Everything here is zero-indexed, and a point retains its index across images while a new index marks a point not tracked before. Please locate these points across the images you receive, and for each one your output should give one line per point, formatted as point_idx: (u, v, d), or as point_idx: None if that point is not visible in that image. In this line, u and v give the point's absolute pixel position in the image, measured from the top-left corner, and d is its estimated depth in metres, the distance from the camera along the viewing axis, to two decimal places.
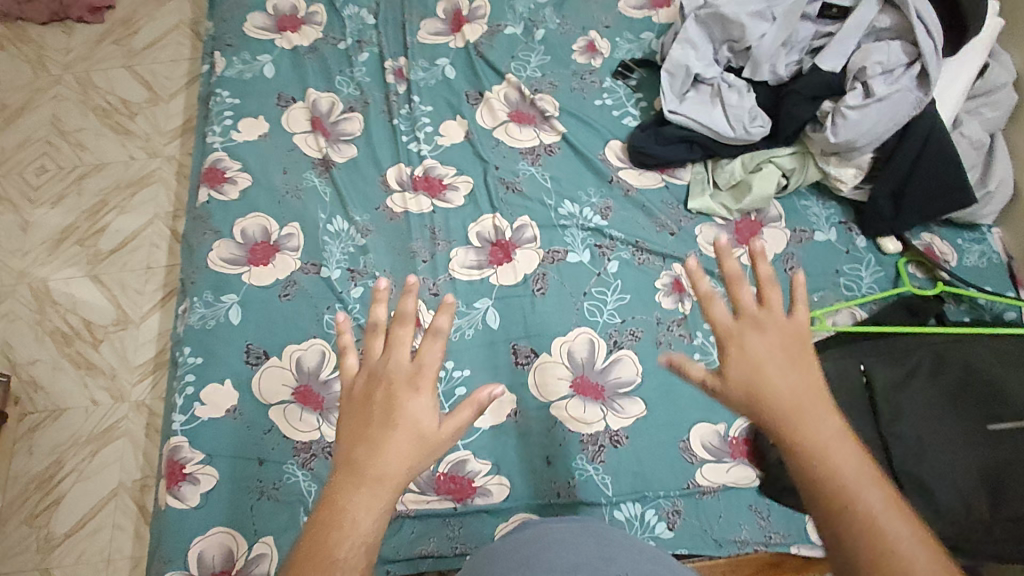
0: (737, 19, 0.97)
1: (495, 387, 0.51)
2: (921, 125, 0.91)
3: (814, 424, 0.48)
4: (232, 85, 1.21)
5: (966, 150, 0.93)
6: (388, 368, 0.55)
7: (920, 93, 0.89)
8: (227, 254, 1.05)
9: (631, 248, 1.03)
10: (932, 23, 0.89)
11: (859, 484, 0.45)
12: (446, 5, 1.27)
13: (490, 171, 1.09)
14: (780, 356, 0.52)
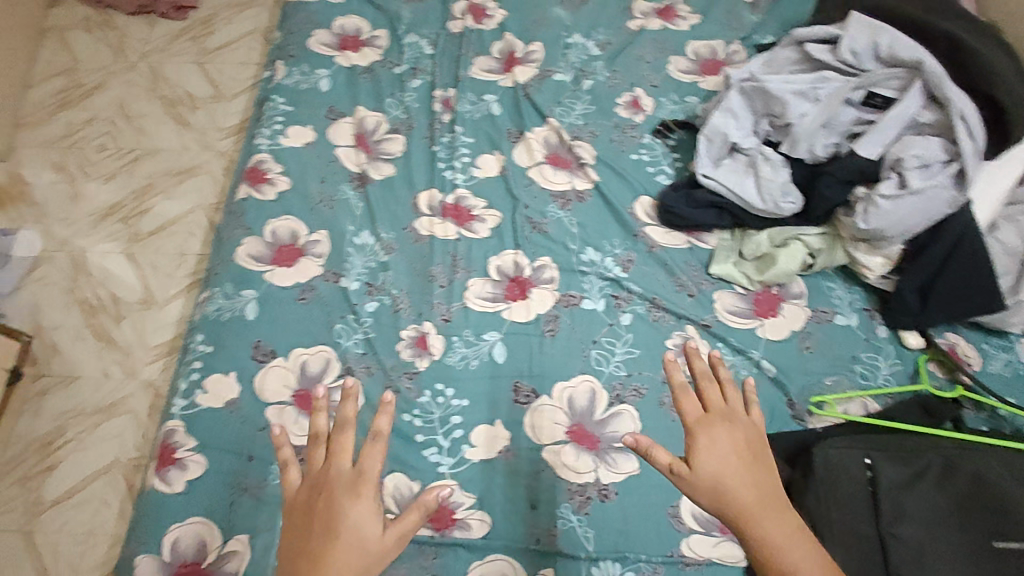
0: (781, 96, 0.98)
1: (439, 489, 0.60)
2: (955, 224, 0.90)
3: (768, 521, 0.60)
4: (288, 93, 1.27)
5: (1000, 255, 0.92)
6: (331, 476, 0.62)
7: (956, 192, 0.89)
8: (253, 251, 1.08)
9: (647, 303, 1.02)
10: (975, 127, 0.91)
11: (809, 570, 0.57)
12: (502, 45, 1.31)
13: (519, 209, 1.10)
14: (740, 454, 0.63)
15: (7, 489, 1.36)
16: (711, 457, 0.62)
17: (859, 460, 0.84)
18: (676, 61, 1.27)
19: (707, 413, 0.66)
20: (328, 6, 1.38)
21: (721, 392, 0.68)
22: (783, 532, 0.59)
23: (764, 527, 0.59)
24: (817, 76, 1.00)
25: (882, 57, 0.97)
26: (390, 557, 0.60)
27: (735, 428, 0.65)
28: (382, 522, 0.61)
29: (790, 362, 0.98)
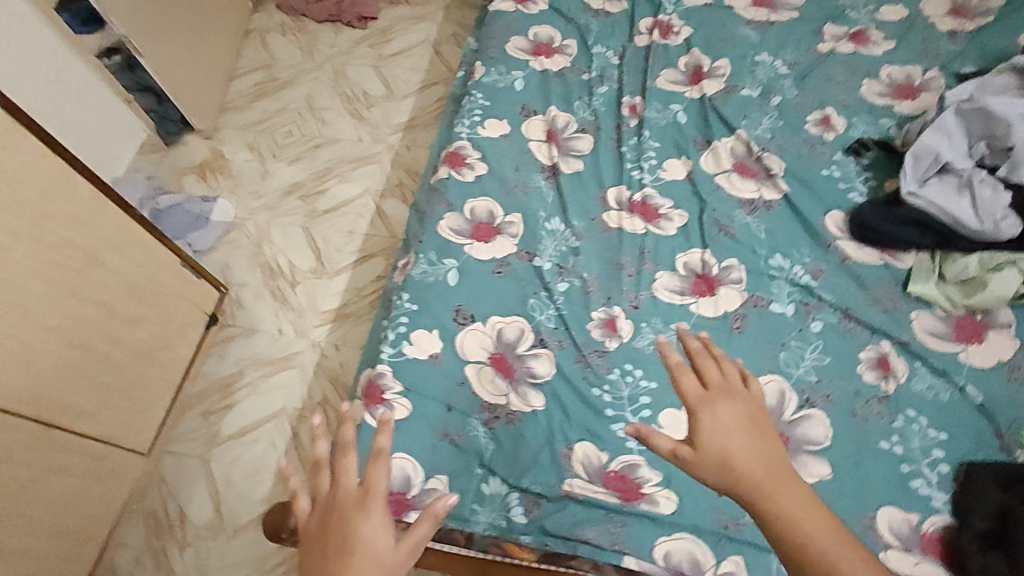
0: (1005, 117, 0.99)
1: (447, 498, 0.67)
2: None
3: (781, 494, 0.61)
4: (486, 89, 1.36)
5: None
6: (338, 500, 0.68)
7: None
8: (456, 226, 1.15)
9: (839, 313, 1.02)
10: None
11: (826, 540, 0.58)
12: (689, 60, 1.37)
13: (708, 211, 1.14)
14: (745, 426, 0.66)
15: (189, 420, 1.49)
16: (715, 433, 0.65)
17: None
18: (869, 84, 1.27)
19: (712, 390, 0.69)
20: (525, 16, 1.47)
21: (716, 365, 0.72)
22: (798, 509, 0.60)
23: (773, 501, 0.61)
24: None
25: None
26: (404, 570, 0.65)
27: (732, 399, 0.68)
28: (395, 538, 0.66)
29: (997, 390, 0.95)
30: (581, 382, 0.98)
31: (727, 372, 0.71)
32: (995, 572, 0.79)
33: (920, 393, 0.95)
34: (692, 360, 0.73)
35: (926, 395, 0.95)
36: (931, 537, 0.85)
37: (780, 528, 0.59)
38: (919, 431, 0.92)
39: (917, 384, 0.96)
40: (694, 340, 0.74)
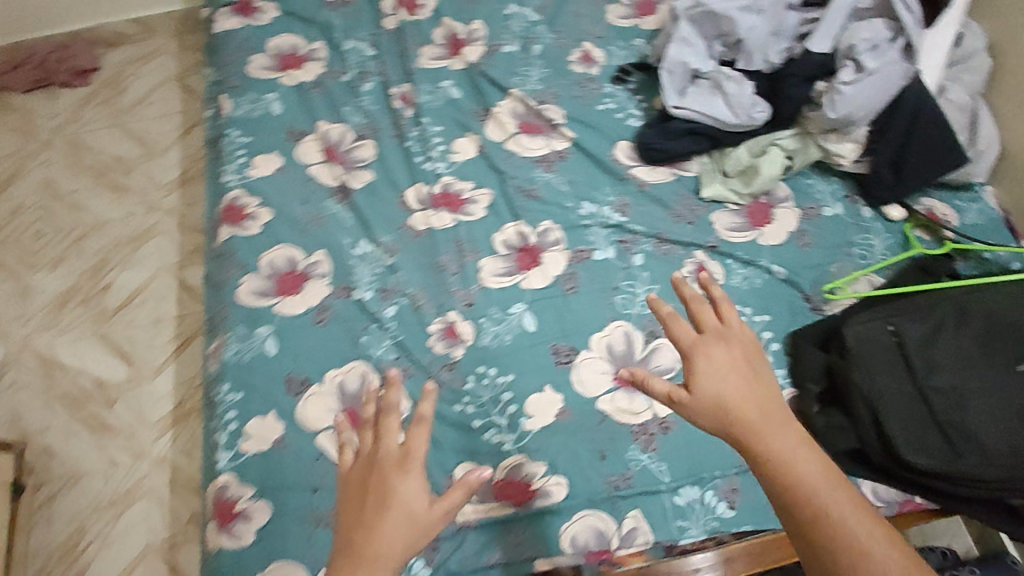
0: (726, 14, 1.03)
1: (482, 468, 0.62)
2: (909, 98, 0.97)
3: (774, 438, 0.62)
4: (242, 124, 1.22)
5: (954, 114, 0.99)
6: (379, 457, 0.64)
7: (906, 65, 0.96)
8: (255, 287, 1.04)
9: (653, 240, 1.05)
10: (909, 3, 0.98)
11: (812, 477, 0.60)
12: (443, 31, 1.30)
13: (508, 181, 1.11)
14: (740, 370, 0.66)
15: None
16: (708, 375, 0.65)
17: (883, 327, 0.90)
18: (612, 9, 1.29)
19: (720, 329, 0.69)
20: (257, 29, 1.32)
21: (714, 311, 0.70)
22: (787, 443, 0.62)
23: (765, 441, 0.62)
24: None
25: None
26: (440, 527, 0.63)
27: (730, 343, 0.68)
28: (429, 497, 0.63)
29: (793, 260, 1.04)
30: (441, 404, 0.94)
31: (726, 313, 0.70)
32: (839, 426, 0.88)
33: (739, 287, 1.02)
34: (687, 307, 0.71)
35: (743, 286, 1.02)
36: None
37: (766, 466, 0.62)
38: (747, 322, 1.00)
39: (734, 280, 1.02)
40: (703, 278, 0.72)
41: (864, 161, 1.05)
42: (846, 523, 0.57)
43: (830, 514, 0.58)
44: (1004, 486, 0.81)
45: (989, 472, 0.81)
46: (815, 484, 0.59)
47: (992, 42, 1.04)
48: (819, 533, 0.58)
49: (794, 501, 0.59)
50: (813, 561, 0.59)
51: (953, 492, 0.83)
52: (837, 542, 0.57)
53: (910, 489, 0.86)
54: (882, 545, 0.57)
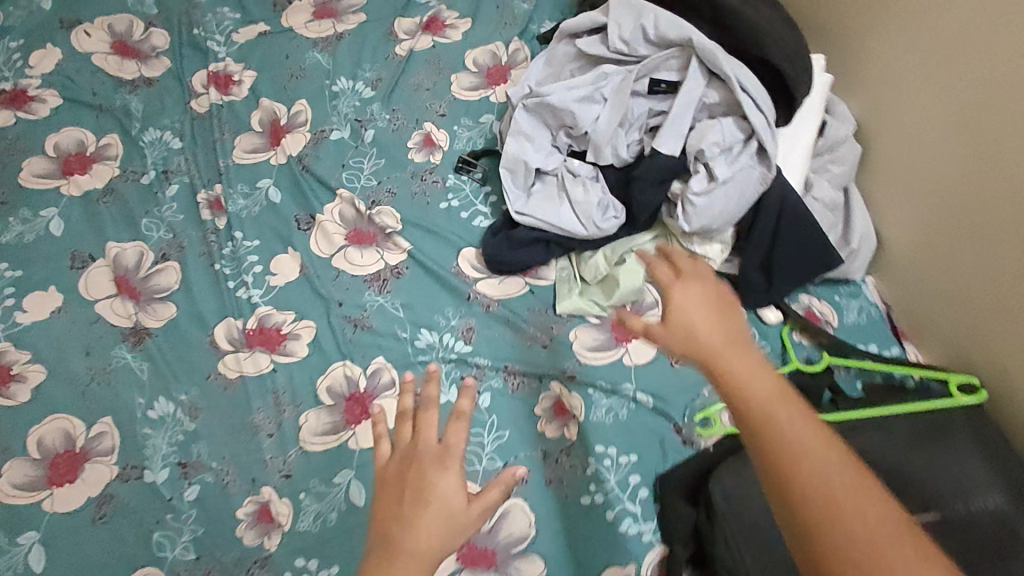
0: (565, 107, 0.89)
1: (519, 468, 0.60)
2: (773, 198, 0.84)
3: (740, 356, 0.51)
4: (11, 253, 1.01)
5: (821, 213, 0.86)
6: (420, 451, 0.62)
7: (763, 168, 0.84)
8: (19, 477, 0.85)
9: (502, 373, 0.91)
10: (761, 98, 0.85)
11: (833, 484, 0.44)
12: (261, 115, 1.11)
13: (333, 310, 0.95)
14: (717, 309, 0.55)
15: None
16: (693, 330, 0.53)
17: (753, 475, 0.78)
18: (457, 79, 1.12)
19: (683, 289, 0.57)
20: (33, 126, 1.10)
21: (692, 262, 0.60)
22: (753, 365, 0.50)
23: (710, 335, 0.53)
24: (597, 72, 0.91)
25: (652, 40, 0.89)
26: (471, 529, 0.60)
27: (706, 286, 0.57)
28: (465, 494, 0.61)
29: (662, 384, 0.91)
30: None
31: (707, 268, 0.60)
32: None
33: (601, 423, 0.88)
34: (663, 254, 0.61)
35: (606, 421, 0.89)
36: None
37: (750, 428, 0.47)
38: (611, 465, 0.86)
39: (596, 415, 0.89)
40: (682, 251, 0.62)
41: (733, 260, 0.91)
42: (829, 488, 0.44)
43: (807, 507, 0.44)
44: None
45: None
46: (816, 462, 0.45)
47: (860, 125, 0.93)
48: (783, 450, 0.45)
49: (786, 481, 0.45)
50: (772, 469, 0.45)
51: None
52: (809, 486, 0.44)
53: None
54: (872, 505, 0.44)
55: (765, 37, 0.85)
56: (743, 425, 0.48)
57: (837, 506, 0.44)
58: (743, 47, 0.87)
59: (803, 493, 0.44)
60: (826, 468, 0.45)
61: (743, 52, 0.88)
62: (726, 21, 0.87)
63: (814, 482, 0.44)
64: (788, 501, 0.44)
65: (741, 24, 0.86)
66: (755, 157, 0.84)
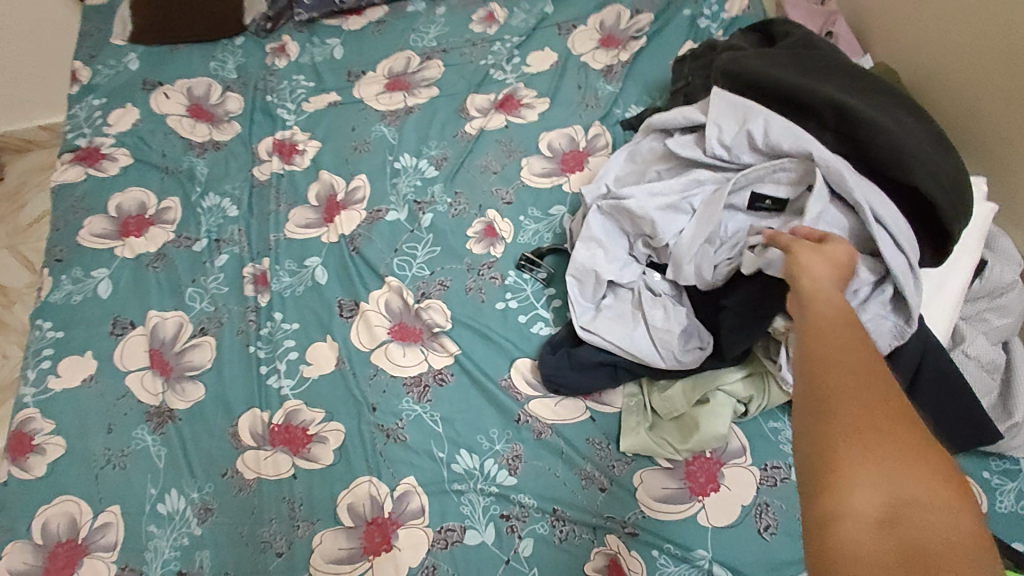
0: (645, 215, 0.78)
1: None
2: (911, 354, 0.70)
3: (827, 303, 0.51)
4: (56, 313, 0.98)
5: (978, 373, 0.73)
6: None
7: (899, 320, 0.69)
8: (17, 564, 0.79)
9: (548, 516, 0.77)
10: (900, 234, 0.69)
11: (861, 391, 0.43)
12: (320, 188, 1.06)
13: (365, 414, 0.85)
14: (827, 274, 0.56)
15: None
16: (801, 275, 0.55)
17: None
18: (528, 164, 1.03)
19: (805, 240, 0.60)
20: (100, 184, 1.10)
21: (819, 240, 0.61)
22: (830, 314, 0.49)
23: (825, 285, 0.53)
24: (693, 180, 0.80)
25: (760, 148, 0.77)
26: None
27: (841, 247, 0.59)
28: None
29: (747, 558, 0.73)
30: None
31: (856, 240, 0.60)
32: None
33: None
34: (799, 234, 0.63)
35: None
36: None
37: (812, 347, 0.47)
38: None
39: None
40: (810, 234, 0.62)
41: None
42: (868, 415, 0.42)
43: (843, 436, 0.42)
44: None
45: None
46: (869, 397, 0.43)
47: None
48: (828, 382, 0.44)
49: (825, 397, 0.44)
50: (812, 401, 0.45)
51: None
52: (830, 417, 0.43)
53: None
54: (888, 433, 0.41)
55: (909, 158, 0.70)
56: (806, 345, 0.48)
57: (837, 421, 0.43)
58: (879, 165, 0.72)
59: (840, 420, 0.43)
60: (873, 403, 0.43)
61: (879, 170, 0.72)
62: (857, 132, 0.73)
63: (853, 405, 0.43)
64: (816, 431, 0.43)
65: (875, 139, 0.71)
66: (888, 303, 0.69)
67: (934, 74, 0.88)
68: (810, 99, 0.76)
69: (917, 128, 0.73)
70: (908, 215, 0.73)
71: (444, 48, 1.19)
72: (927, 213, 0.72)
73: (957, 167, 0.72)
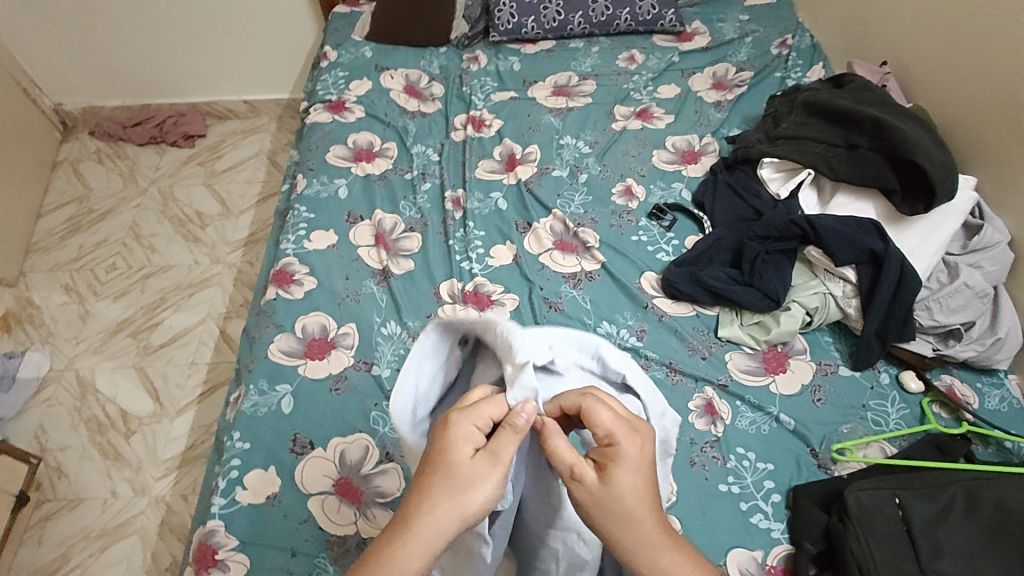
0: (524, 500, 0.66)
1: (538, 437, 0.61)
2: (893, 267, 1.05)
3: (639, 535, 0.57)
4: (310, 202, 1.36)
5: (971, 298, 1.05)
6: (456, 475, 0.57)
7: (878, 243, 1.07)
8: (286, 347, 1.13)
9: (665, 367, 1.09)
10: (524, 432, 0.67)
11: None
12: (502, 149, 1.45)
13: (535, 291, 1.19)
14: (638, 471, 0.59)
15: None
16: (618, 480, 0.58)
17: (889, 499, 0.88)
18: (658, 154, 1.41)
19: (599, 491, 0.58)
20: (342, 125, 1.51)
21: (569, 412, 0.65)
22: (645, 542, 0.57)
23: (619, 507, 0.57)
24: (542, 492, 0.69)
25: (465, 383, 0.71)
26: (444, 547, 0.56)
27: (644, 443, 0.60)
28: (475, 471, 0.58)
29: (805, 414, 1.04)
30: None
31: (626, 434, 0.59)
32: None
33: (744, 429, 1.03)
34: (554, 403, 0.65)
35: (749, 430, 1.03)
36: (776, 570, 0.90)
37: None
38: (749, 466, 0.99)
39: (741, 421, 1.03)
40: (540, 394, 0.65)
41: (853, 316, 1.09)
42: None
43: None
44: None
45: None
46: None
47: (1015, 237, 1.11)
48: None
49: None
50: None
51: None
52: None
53: None
54: None
55: (916, 147, 1.06)
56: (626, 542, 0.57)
57: None
58: (898, 151, 1.08)
59: None
60: None
61: (898, 156, 1.09)
62: (886, 132, 1.10)
63: None
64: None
65: (895, 134, 1.09)
66: (870, 227, 1.09)
67: (935, 99, 1.28)
68: (857, 116, 1.15)
69: (922, 133, 1.11)
70: (903, 192, 1.11)
71: (597, 74, 1.61)
72: (919, 187, 1.09)
73: (951, 162, 1.08)
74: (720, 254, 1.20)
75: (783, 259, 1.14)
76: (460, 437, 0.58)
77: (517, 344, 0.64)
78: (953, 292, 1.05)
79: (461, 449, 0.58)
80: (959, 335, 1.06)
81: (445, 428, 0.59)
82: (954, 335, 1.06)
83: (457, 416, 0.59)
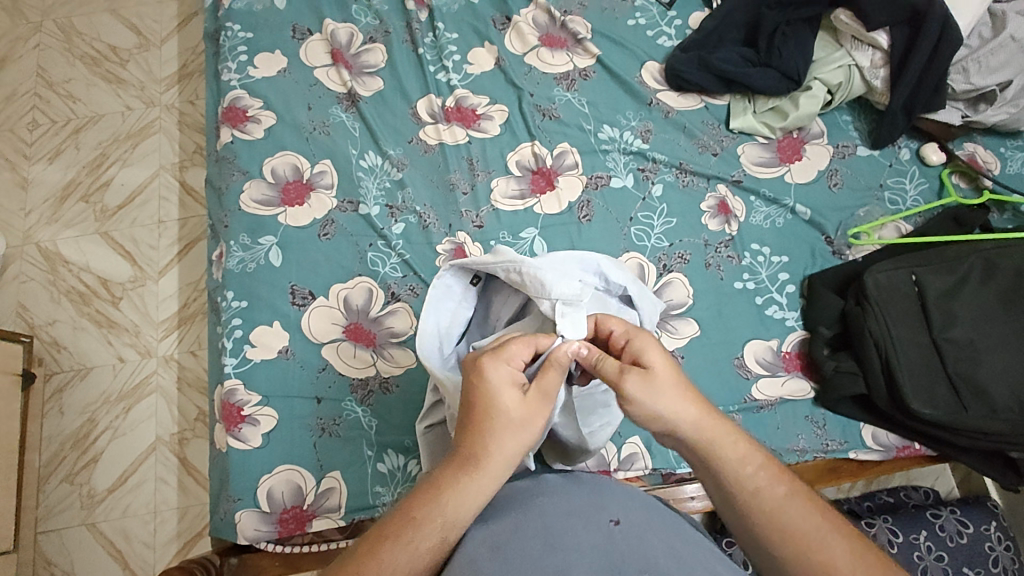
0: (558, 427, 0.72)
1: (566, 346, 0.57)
2: (932, 24, 0.92)
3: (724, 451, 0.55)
4: (242, 18, 1.13)
5: (1015, 53, 0.95)
6: (499, 417, 0.54)
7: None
8: (258, 195, 1.01)
9: (674, 170, 1.01)
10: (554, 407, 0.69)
11: (787, 512, 0.54)
12: None
13: (525, 98, 1.06)
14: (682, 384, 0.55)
15: (54, 490, 1.27)
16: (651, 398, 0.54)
17: (906, 278, 0.88)
18: None
19: (649, 380, 0.55)
20: None
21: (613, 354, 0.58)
22: (737, 459, 0.55)
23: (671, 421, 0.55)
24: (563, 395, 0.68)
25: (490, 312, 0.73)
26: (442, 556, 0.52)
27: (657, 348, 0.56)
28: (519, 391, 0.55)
29: (821, 201, 1.00)
30: None
31: (661, 359, 0.56)
32: (849, 370, 0.87)
33: (758, 225, 0.98)
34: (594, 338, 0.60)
35: (764, 225, 0.99)
36: (791, 355, 0.93)
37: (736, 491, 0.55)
38: (764, 261, 0.97)
39: (755, 218, 0.99)
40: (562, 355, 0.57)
41: (882, 88, 1.00)
42: (808, 532, 0.53)
43: (806, 543, 0.52)
44: (1010, 441, 0.81)
45: (993, 426, 0.81)
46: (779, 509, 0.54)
47: None
48: (747, 490, 0.54)
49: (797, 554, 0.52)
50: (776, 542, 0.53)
51: (954, 440, 0.84)
52: (769, 518, 0.54)
53: (909, 435, 0.87)
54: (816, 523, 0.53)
55: None
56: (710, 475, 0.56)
57: (801, 545, 0.53)
58: None
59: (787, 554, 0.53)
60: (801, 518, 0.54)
61: None
62: None
63: (791, 539, 0.53)
64: (817, 517, 0.54)
65: None
66: None
67: None
68: None
69: None
70: None
71: None
72: None
73: None
74: (731, 32, 1.07)
75: (807, 31, 1.02)
76: (499, 385, 0.54)
77: (548, 280, 0.61)
78: (996, 49, 0.95)
79: (508, 395, 0.54)
80: (992, 99, 0.98)
81: (480, 375, 0.54)
82: (986, 99, 0.99)
83: (490, 362, 0.55)
